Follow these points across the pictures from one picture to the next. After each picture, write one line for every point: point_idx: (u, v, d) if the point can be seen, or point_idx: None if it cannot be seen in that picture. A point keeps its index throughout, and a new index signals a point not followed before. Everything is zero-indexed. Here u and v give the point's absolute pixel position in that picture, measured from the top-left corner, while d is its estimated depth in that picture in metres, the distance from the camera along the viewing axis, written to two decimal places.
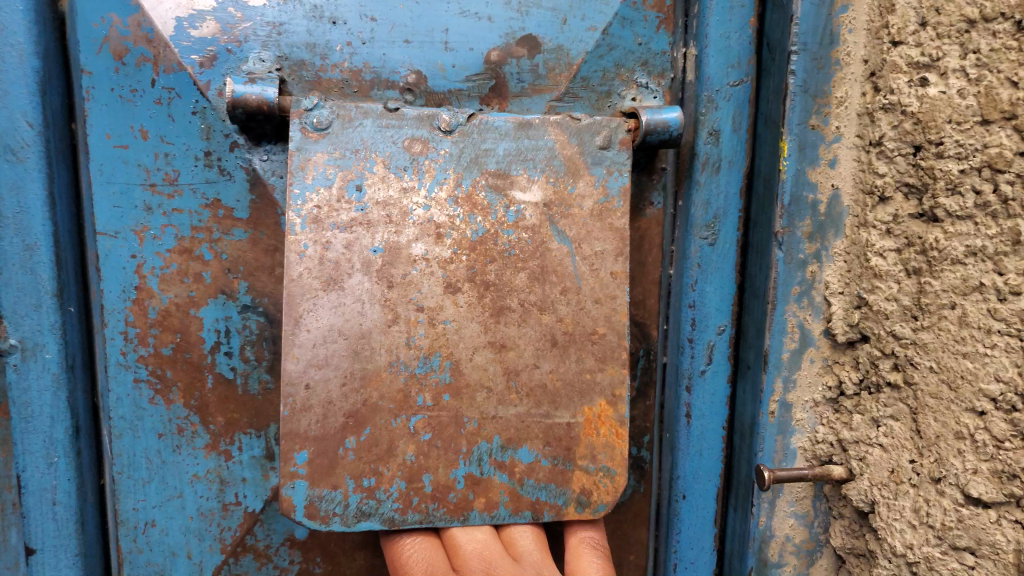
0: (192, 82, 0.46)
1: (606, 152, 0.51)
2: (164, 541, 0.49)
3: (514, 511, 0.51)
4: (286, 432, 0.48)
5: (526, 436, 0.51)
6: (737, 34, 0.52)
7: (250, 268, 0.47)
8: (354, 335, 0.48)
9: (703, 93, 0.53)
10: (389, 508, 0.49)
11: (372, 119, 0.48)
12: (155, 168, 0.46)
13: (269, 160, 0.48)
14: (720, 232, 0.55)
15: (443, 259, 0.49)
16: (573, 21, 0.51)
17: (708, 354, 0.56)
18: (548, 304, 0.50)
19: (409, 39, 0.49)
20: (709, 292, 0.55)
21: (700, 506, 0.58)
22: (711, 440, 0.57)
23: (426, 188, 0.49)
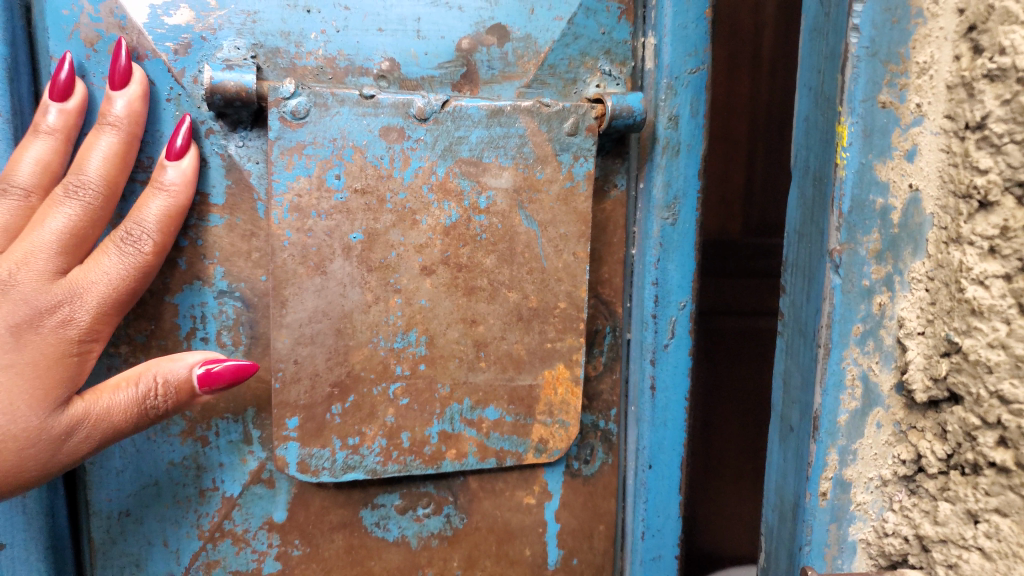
0: (165, 69, 0.57)
1: (574, 139, 0.61)
2: (138, 530, 0.63)
3: (481, 458, 0.64)
4: (281, 402, 0.58)
5: (493, 396, 0.63)
6: (693, 24, 0.63)
7: (227, 254, 0.61)
8: (338, 316, 0.58)
9: (664, 79, 0.63)
10: (371, 460, 0.61)
11: (348, 107, 0.56)
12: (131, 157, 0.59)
13: (244, 146, 0.60)
14: (678, 212, 0.65)
15: (420, 245, 0.59)
16: (540, 12, 0.62)
17: (671, 329, 0.67)
18: (515, 283, 0.62)
19: (382, 27, 0.60)
20: (671, 269, 0.66)
21: (665, 474, 0.70)
22: (673, 411, 0.69)
23: (402, 175, 0.58)
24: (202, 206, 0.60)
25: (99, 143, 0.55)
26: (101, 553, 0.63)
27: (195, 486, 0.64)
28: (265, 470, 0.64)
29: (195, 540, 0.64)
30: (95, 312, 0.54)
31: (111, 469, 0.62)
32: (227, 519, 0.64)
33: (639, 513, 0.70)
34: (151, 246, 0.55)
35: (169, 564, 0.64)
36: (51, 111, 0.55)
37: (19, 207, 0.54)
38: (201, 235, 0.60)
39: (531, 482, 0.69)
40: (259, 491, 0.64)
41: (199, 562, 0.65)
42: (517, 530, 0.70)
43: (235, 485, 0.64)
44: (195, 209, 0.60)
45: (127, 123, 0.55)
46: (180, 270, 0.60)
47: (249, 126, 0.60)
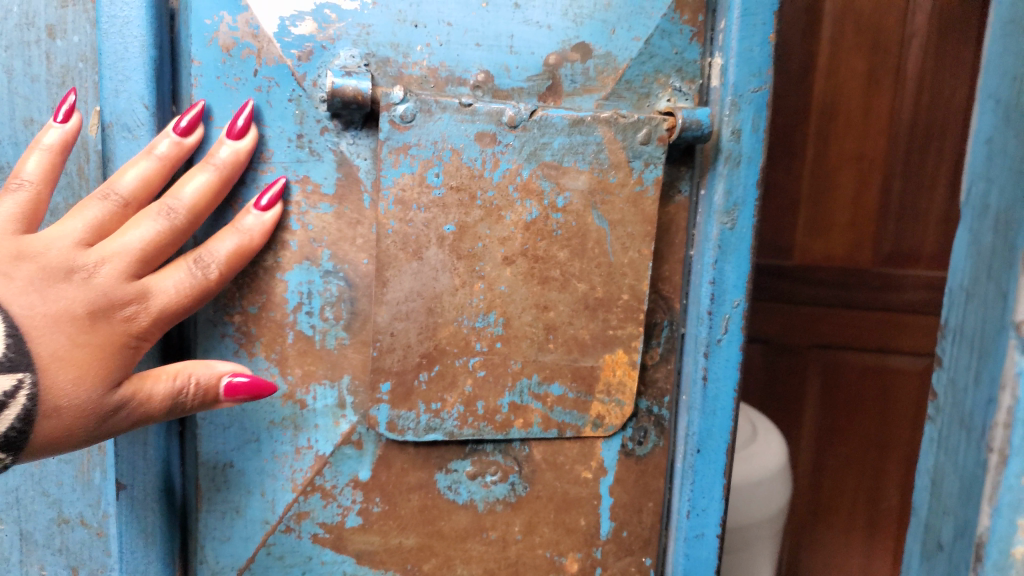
0: (289, 73, 0.65)
1: (646, 147, 0.68)
2: (240, 480, 0.71)
3: (544, 428, 0.72)
4: (378, 368, 0.67)
5: (558, 373, 0.71)
6: (758, 47, 0.69)
7: (334, 239, 0.69)
8: (430, 296, 0.67)
9: (729, 97, 0.70)
10: (450, 424, 0.69)
11: (448, 113, 0.64)
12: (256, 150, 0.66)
13: (354, 144, 0.68)
14: (737, 218, 0.71)
15: (503, 237, 0.67)
16: (621, 33, 0.69)
17: (725, 324, 0.73)
18: (584, 275, 0.69)
19: (480, 43, 0.67)
20: (727, 270, 0.72)
21: (713, 459, 0.75)
22: (723, 400, 0.74)
23: (492, 174, 0.66)
24: (315, 194, 0.68)
25: (199, 176, 0.63)
26: (207, 498, 0.70)
27: (291, 443, 0.71)
28: (354, 432, 0.71)
29: (288, 492, 0.71)
30: (155, 317, 0.62)
31: (219, 424, 0.70)
32: (318, 475, 0.71)
33: (686, 493, 0.76)
34: (215, 274, 0.63)
35: (265, 511, 0.71)
36: (168, 141, 0.63)
37: (115, 212, 0.62)
38: (310, 220, 0.68)
39: (588, 457, 0.75)
40: (348, 451, 0.71)
41: (291, 512, 0.71)
42: (574, 500, 0.75)
43: (327, 445, 0.71)
44: (309, 197, 0.68)
45: (226, 167, 0.63)
46: (291, 252, 0.68)
47: (359, 127, 0.67)
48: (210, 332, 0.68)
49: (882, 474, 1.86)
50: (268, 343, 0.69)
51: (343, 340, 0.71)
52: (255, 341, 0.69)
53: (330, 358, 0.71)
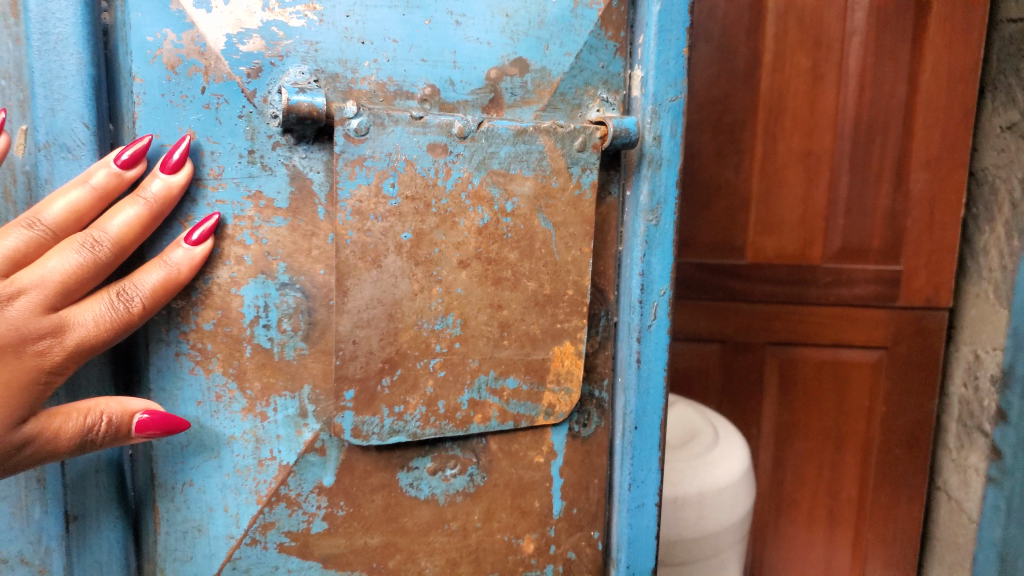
0: (238, 90, 0.67)
1: (582, 155, 0.75)
2: (201, 498, 0.73)
3: (502, 421, 0.77)
4: (342, 377, 0.70)
5: (513, 368, 0.76)
6: (672, 61, 0.78)
7: (290, 251, 0.71)
8: (390, 303, 0.70)
9: (650, 106, 0.78)
10: (413, 425, 0.73)
11: (401, 126, 0.68)
12: (207, 166, 0.68)
13: (308, 158, 0.71)
14: (660, 215, 0.79)
15: (458, 243, 0.72)
16: (554, 48, 0.75)
17: (654, 312, 0.81)
18: (534, 275, 0.75)
19: (425, 58, 0.71)
20: (654, 262, 0.80)
21: (649, 433, 0.84)
22: (655, 378, 0.83)
23: (444, 183, 0.70)
24: (268, 209, 0.70)
25: (129, 210, 0.65)
26: (165, 520, 0.72)
27: (253, 456, 0.73)
28: (318, 439, 0.74)
29: (253, 505, 0.73)
30: (70, 350, 0.64)
31: (176, 443, 0.71)
32: (283, 485, 0.73)
33: (627, 467, 0.84)
34: (139, 307, 0.65)
35: (229, 526, 0.73)
36: (104, 172, 0.65)
37: (37, 240, 0.64)
38: (264, 234, 0.70)
39: (541, 443, 0.80)
40: (313, 459, 0.74)
41: (257, 523, 0.73)
42: (529, 484, 0.81)
43: (291, 454, 0.73)
44: (263, 211, 0.70)
45: (158, 203, 0.65)
46: (246, 266, 0.70)
47: (310, 141, 0.70)
48: (163, 350, 0.70)
49: (841, 464, 1.97)
50: (225, 359, 0.71)
51: (302, 350, 0.73)
52: (212, 357, 0.71)
53: (289, 370, 0.73)
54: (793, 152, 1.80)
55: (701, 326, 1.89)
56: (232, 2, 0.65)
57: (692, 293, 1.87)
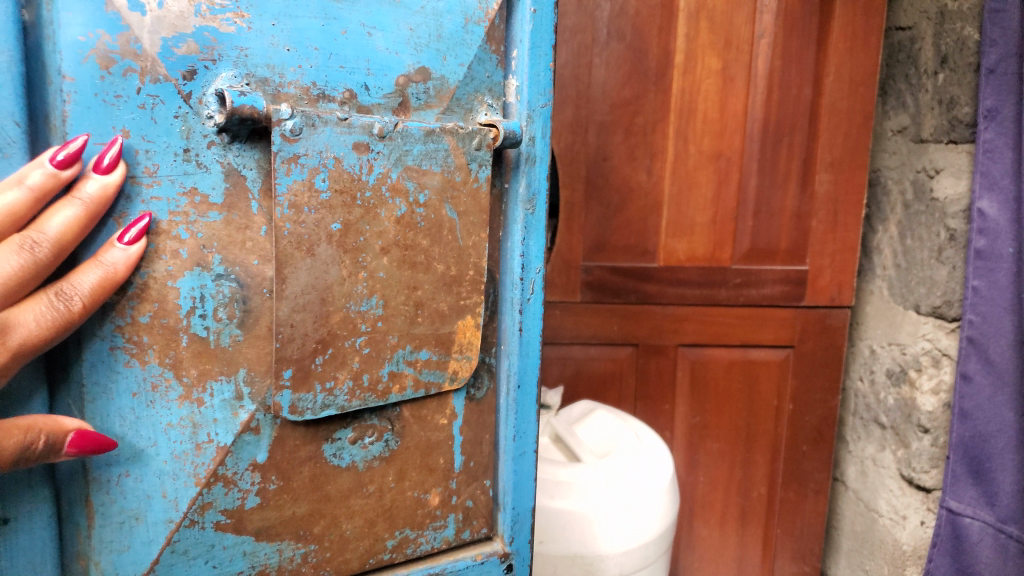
0: (175, 91, 0.71)
1: (479, 153, 0.86)
2: (137, 487, 0.76)
3: (415, 389, 0.86)
4: (281, 358, 0.76)
5: (425, 342, 0.85)
6: (542, 73, 0.92)
7: (224, 243, 0.76)
8: (323, 288, 0.77)
9: (525, 111, 0.92)
10: (342, 399, 0.80)
11: (330, 127, 0.75)
12: (142, 163, 0.71)
13: (240, 156, 0.76)
14: (535, 205, 0.94)
15: (380, 232, 0.79)
16: (450, 60, 0.86)
17: (532, 286, 0.95)
18: (432, 263, 0.84)
19: (343, 66, 0.79)
20: (532, 245, 0.94)
21: (528, 392, 0.98)
22: (532, 344, 0.96)
23: (368, 178, 0.78)
24: (203, 204, 0.75)
25: (66, 211, 0.68)
26: (100, 513, 0.75)
27: (190, 440, 0.78)
28: (253, 419, 0.80)
29: (192, 487, 0.78)
30: (11, 352, 0.66)
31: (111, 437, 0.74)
32: (221, 465, 0.79)
33: (511, 421, 0.97)
34: (79, 305, 0.69)
35: (168, 511, 0.78)
36: (39, 173, 0.66)
37: None
38: (200, 228, 0.75)
39: (444, 407, 0.91)
40: (248, 438, 0.80)
41: (195, 505, 0.79)
42: (434, 444, 0.92)
43: (228, 435, 0.79)
44: (198, 207, 0.75)
45: (94, 203, 0.69)
46: (181, 259, 0.75)
47: (242, 141, 0.76)
48: (99, 346, 0.72)
49: (751, 463, 2.14)
50: (162, 350, 0.75)
51: (237, 337, 0.78)
52: (147, 349, 0.74)
53: (225, 356, 0.78)
54: (703, 154, 1.93)
55: (614, 329, 2.00)
56: (166, 6, 0.70)
57: (607, 296, 1.97)
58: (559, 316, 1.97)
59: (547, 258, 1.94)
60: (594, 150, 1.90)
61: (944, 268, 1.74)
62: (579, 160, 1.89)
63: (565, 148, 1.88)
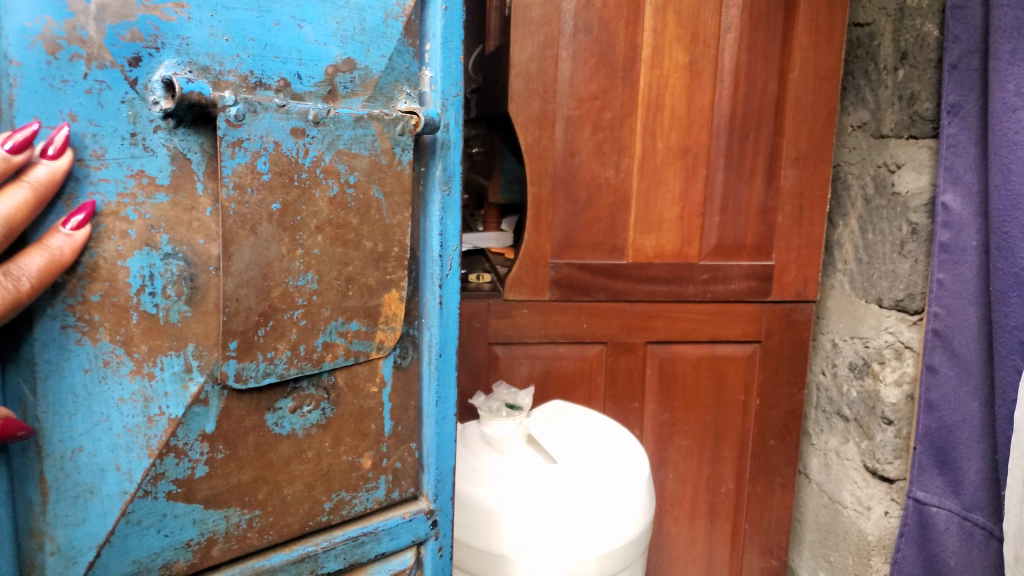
0: (121, 77, 0.76)
1: (402, 137, 0.96)
2: (90, 461, 0.80)
3: (347, 357, 0.96)
4: (227, 330, 0.85)
5: (355, 314, 0.96)
6: (453, 65, 1.02)
7: (172, 224, 0.81)
8: (264, 264, 0.86)
9: (439, 100, 1.02)
10: (282, 366, 0.90)
11: (270, 113, 0.83)
12: (91, 147, 0.75)
13: (184, 140, 0.81)
14: (451, 186, 1.05)
15: (315, 211, 0.89)
16: (373, 52, 0.94)
17: (450, 263, 1.07)
18: (357, 241, 0.94)
19: (278, 55, 0.85)
20: (449, 224, 1.06)
21: (448, 356, 1.10)
22: (451, 313, 1.08)
23: (304, 160, 0.87)
24: (150, 186, 0.79)
25: (16, 195, 0.71)
26: (54, 489, 0.79)
27: (142, 414, 0.83)
28: (202, 392, 0.86)
29: (145, 459, 0.84)
30: None
31: (65, 413, 0.78)
32: (172, 436, 0.85)
33: (432, 385, 1.08)
34: (28, 282, 0.72)
35: (122, 483, 0.83)
36: None
37: None
38: (148, 210, 0.79)
39: (374, 375, 1.01)
40: (198, 409, 0.86)
41: (149, 476, 0.84)
42: (366, 411, 1.01)
43: (178, 408, 0.85)
44: (146, 188, 0.79)
45: (44, 188, 0.73)
46: (130, 239, 0.79)
47: (187, 125, 0.80)
48: (50, 325, 0.76)
49: (719, 459, 2.19)
50: (112, 328, 0.79)
51: (185, 312, 0.83)
52: (98, 327, 0.78)
53: (174, 331, 0.83)
54: (670, 150, 1.97)
55: (584, 327, 2.02)
56: None
57: (575, 296, 1.99)
58: (528, 314, 1.98)
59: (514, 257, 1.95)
60: (562, 146, 1.92)
61: (906, 262, 1.81)
62: (546, 157, 1.91)
63: (531, 143, 1.90)
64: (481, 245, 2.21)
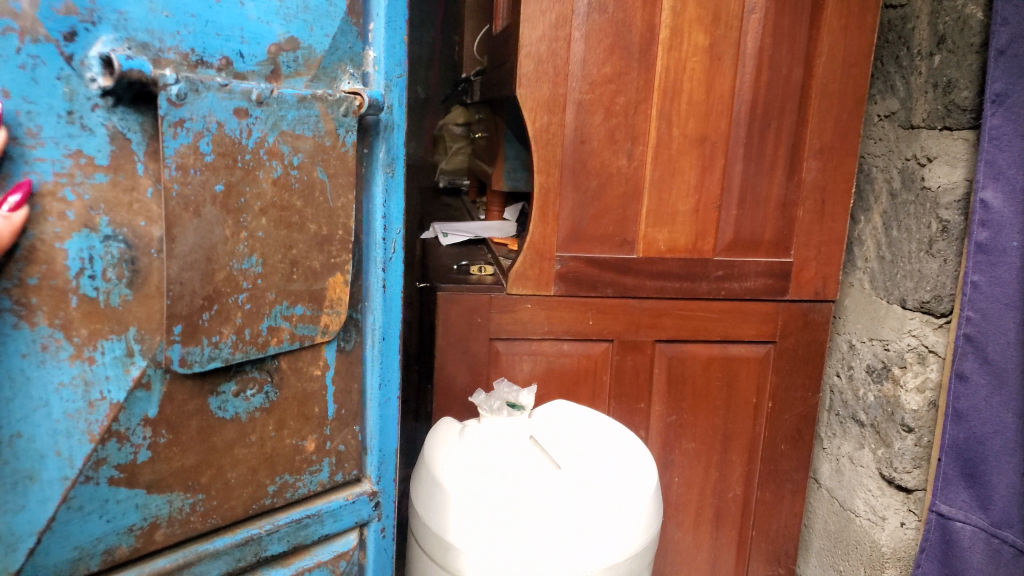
0: (56, 53, 0.80)
1: (346, 119, 1.06)
2: (30, 446, 0.87)
3: (292, 341, 1.07)
4: (171, 314, 0.92)
5: (300, 298, 1.06)
6: (397, 45, 1.11)
7: (112, 205, 0.87)
8: (208, 247, 0.94)
9: (383, 80, 1.11)
10: (226, 349, 0.99)
11: (212, 93, 0.90)
12: (28, 126, 0.80)
13: (123, 119, 0.86)
14: (394, 169, 1.16)
15: (258, 194, 0.98)
16: (316, 31, 1.02)
17: (393, 247, 1.18)
18: (300, 225, 1.04)
19: (220, 33, 0.92)
20: (392, 209, 1.17)
21: (392, 326, 1.22)
22: (394, 289, 1.20)
23: (247, 141, 0.95)
24: (89, 166, 0.85)
25: None
26: None
27: (84, 399, 0.90)
28: (145, 375, 0.94)
29: (87, 445, 0.91)
30: None
31: (4, 398, 0.84)
32: (115, 421, 0.92)
33: (376, 354, 1.21)
34: None
35: (63, 469, 0.90)
36: None
37: None
38: (86, 190, 0.85)
39: (317, 359, 1.13)
40: (140, 394, 0.94)
41: (91, 462, 0.92)
42: (309, 394, 1.13)
43: (121, 392, 0.92)
44: (84, 168, 0.85)
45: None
46: (69, 221, 0.85)
47: (126, 104, 0.86)
48: None
49: (727, 463, 2.16)
50: (50, 311, 0.85)
51: (126, 296, 0.90)
52: (36, 311, 0.84)
53: (115, 315, 0.90)
54: (686, 138, 1.92)
55: (590, 324, 1.99)
56: None
57: (582, 291, 1.97)
58: (532, 309, 1.96)
59: (520, 249, 1.93)
60: (572, 132, 1.87)
61: (934, 262, 1.74)
62: (555, 143, 1.87)
63: (540, 128, 1.86)
64: (484, 236, 2.31)
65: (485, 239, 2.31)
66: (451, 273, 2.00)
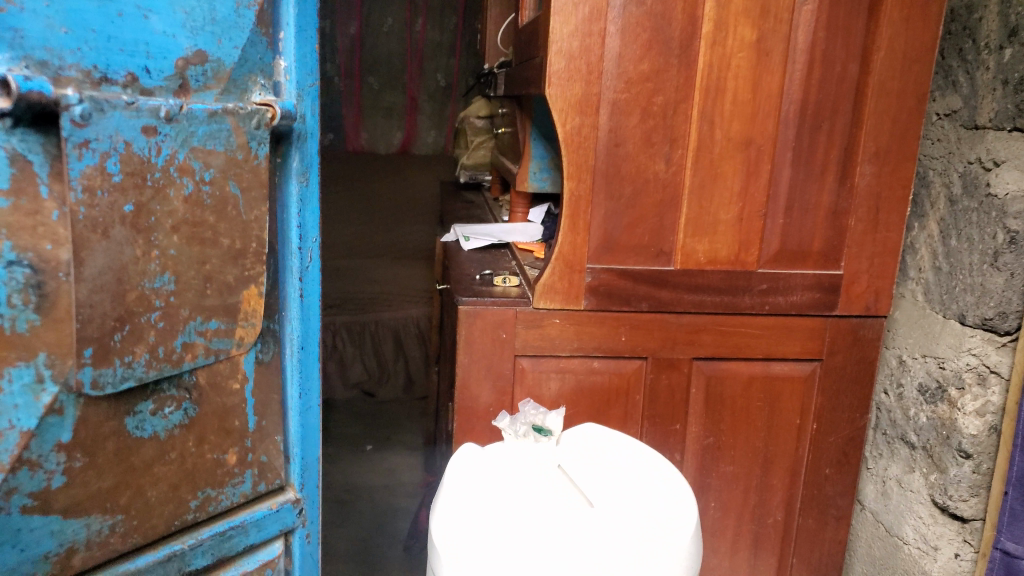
0: None
1: (257, 131, 1.17)
2: None
3: (207, 355, 1.18)
4: (83, 338, 1.01)
5: (215, 313, 1.17)
6: (308, 55, 1.25)
7: (16, 231, 0.93)
8: (118, 268, 1.03)
9: (295, 89, 1.24)
10: (139, 369, 1.09)
11: (117, 110, 0.98)
12: None
13: (24, 140, 0.92)
14: (308, 177, 1.32)
15: (169, 211, 1.08)
16: (225, 42, 1.12)
17: (309, 256, 1.36)
18: (213, 241, 1.14)
19: (125, 47, 1.00)
20: (308, 218, 1.34)
21: (310, 319, 1.38)
22: (312, 287, 1.38)
23: (157, 159, 1.04)
24: None
25: None
26: None
27: None
28: (57, 402, 1.01)
29: None
30: None
31: None
32: (26, 450, 1.00)
33: (295, 347, 1.36)
34: None
35: None
36: None
37: None
38: None
39: (236, 373, 1.25)
40: (52, 420, 1.01)
41: (2, 492, 0.99)
42: (230, 408, 1.26)
43: (30, 420, 0.99)
44: None
45: None
46: None
47: (26, 125, 0.91)
48: None
49: (768, 487, 2.07)
50: None
51: (33, 322, 0.97)
52: None
53: (21, 341, 0.96)
54: (730, 141, 1.83)
55: (624, 341, 1.94)
56: None
57: (614, 304, 1.91)
58: (560, 324, 1.92)
59: (549, 262, 1.88)
60: (606, 134, 1.80)
61: (1000, 275, 1.61)
62: (587, 148, 1.80)
63: (572, 131, 1.78)
64: (507, 240, 2.33)
65: (509, 243, 2.33)
66: (474, 284, 1.99)
